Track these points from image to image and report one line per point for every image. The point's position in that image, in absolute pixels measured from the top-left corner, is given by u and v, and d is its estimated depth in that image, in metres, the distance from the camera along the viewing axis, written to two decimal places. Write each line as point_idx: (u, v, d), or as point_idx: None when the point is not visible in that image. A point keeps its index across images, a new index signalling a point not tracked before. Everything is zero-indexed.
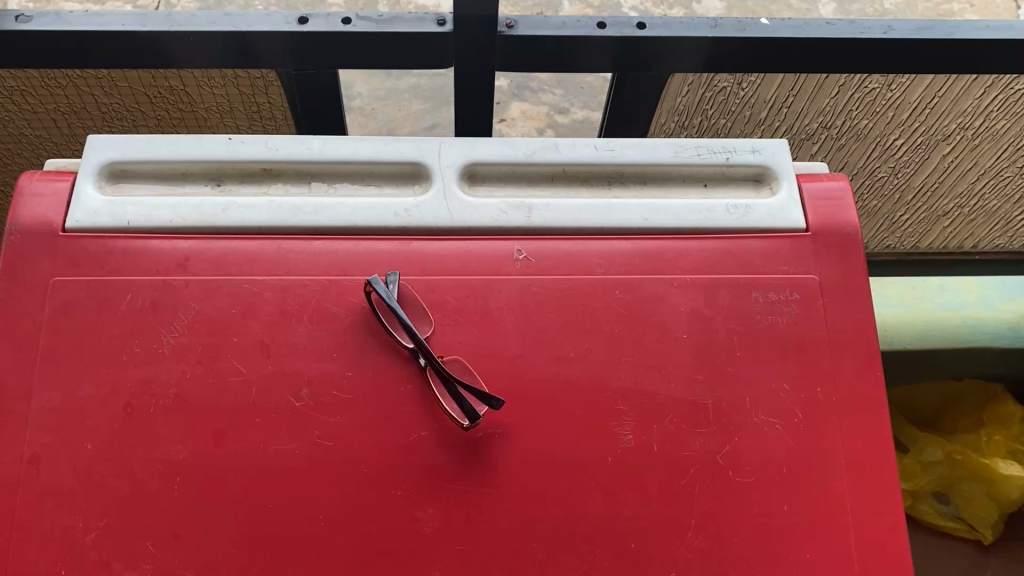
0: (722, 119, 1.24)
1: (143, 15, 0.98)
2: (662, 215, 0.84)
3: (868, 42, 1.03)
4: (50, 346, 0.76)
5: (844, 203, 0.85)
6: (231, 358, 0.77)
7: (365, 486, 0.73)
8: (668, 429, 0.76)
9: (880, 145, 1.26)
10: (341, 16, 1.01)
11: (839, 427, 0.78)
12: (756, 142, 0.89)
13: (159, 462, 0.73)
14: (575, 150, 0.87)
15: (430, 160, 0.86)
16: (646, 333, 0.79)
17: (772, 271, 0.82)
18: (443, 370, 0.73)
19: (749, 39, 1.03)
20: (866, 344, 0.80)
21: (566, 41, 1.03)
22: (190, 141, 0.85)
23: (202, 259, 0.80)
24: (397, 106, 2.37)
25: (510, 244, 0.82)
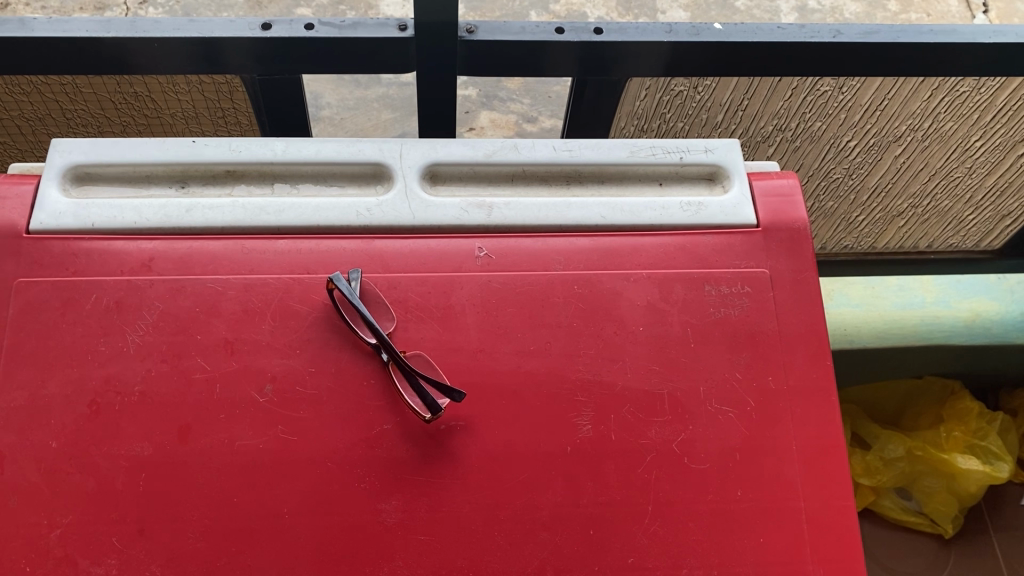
0: (680, 122, 1.27)
1: (107, 21, 0.99)
2: (619, 213, 0.87)
3: (818, 46, 1.06)
4: (14, 345, 0.77)
5: (794, 200, 0.88)
6: (196, 355, 0.78)
7: (329, 479, 0.75)
8: (625, 419, 0.78)
9: (834, 147, 1.29)
10: (304, 22, 1.02)
11: (791, 415, 0.80)
12: (709, 142, 0.91)
13: (124, 459, 0.74)
14: (534, 151, 0.90)
15: (392, 161, 0.88)
16: (603, 326, 0.81)
17: (725, 265, 0.85)
18: (408, 368, 0.75)
19: (703, 44, 1.06)
20: (816, 335, 0.83)
21: (526, 46, 1.05)
22: (154, 144, 0.86)
23: (167, 260, 0.81)
24: (367, 116, 2.39)
25: (471, 242, 0.84)
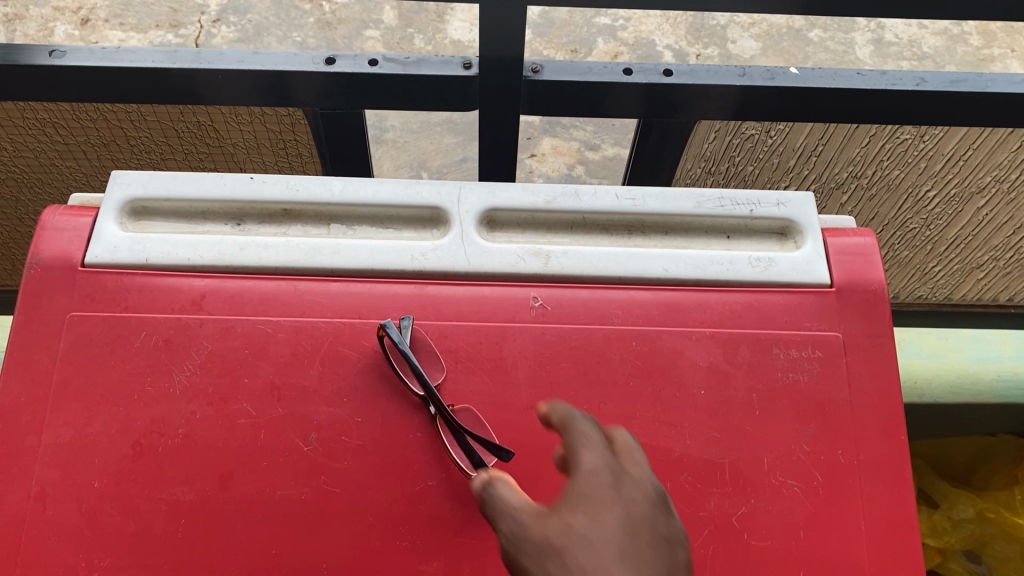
0: (749, 166, 1.21)
1: (174, 52, 1.00)
2: (682, 266, 0.83)
3: (901, 94, 1.01)
4: (63, 381, 0.76)
5: (871, 260, 0.83)
6: (242, 399, 0.76)
7: (369, 535, 0.72)
8: (682, 489, 0.74)
9: (912, 197, 1.22)
10: (368, 58, 1.01)
11: (861, 491, 0.75)
12: (782, 194, 0.87)
13: (165, 503, 0.73)
14: (596, 198, 0.86)
15: (449, 205, 0.86)
16: (663, 387, 0.77)
17: (795, 327, 0.80)
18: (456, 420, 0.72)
19: (777, 89, 1.01)
20: (890, 407, 0.78)
21: (592, 87, 1.02)
22: (212, 180, 0.86)
23: (219, 299, 0.80)
24: (429, 139, 2.38)
25: (526, 291, 0.81)
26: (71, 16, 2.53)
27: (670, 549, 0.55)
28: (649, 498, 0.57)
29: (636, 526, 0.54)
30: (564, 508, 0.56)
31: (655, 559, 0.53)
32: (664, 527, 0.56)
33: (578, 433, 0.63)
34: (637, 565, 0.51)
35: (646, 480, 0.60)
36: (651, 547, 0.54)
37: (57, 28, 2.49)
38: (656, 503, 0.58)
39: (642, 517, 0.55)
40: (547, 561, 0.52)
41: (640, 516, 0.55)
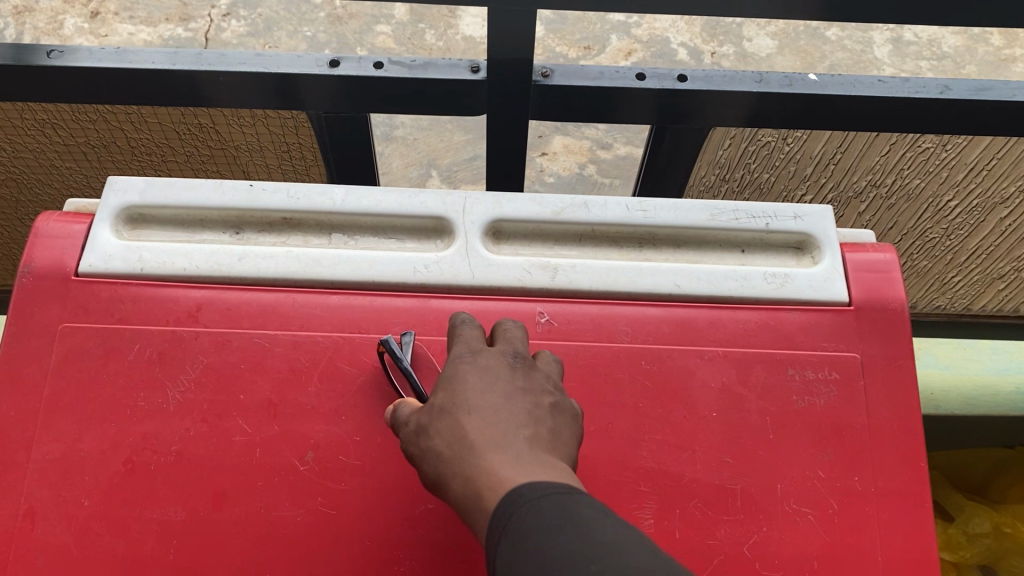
0: (765, 173, 1.17)
1: (174, 53, 0.97)
2: (694, 281, 0.80)
3: (924, 102, 0.98)
4: (54, 395, 0.74)
5: (891, 278, 0.80)
6: (237, 416, 0.74)
7: (366, 559, 0.70)
8: (692, 516, 0.71)
9: (933, 207, 1.19)
10: (373, 61, 0.98)
11: (878, 520, 0.72)
12: (798, 208, 0.84)
13: (156, 523, 0.70)
14: (606, 210, 0.83)
15: (454, 216, 0.83)
16: (673, 409, 0.75)
17: (811, 347, 0.78)
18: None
19: (795, 96, 0.98)
20: (909, 433, 0.75)
21: (604, 93, 0.99)
22: (211, 188, 0.83)
23: (215, 310, 0.78)
24: (439, 137, 2.35)
25: (532, 306, 0.79)
26: (80, 9, 2.50)
27: (532, 393, 0.61)
28: (508, 359, 0.62)
29: (491, 385, 0.60)
30: (434, 388, 0.63)
31: (509, 405, 0.59)
32: (525, 380, 0.61)
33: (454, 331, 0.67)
34: (490, 420, 0.58)
35: (514, 345, 0.65)
36: (507, 396, 0.60)
37: (67, 20, 2.47)
38: (521, 362, 0.63)
39: (497, 373, 0.61)
40: (422, 439, 0.60)
41: (498, 376, 0.61)
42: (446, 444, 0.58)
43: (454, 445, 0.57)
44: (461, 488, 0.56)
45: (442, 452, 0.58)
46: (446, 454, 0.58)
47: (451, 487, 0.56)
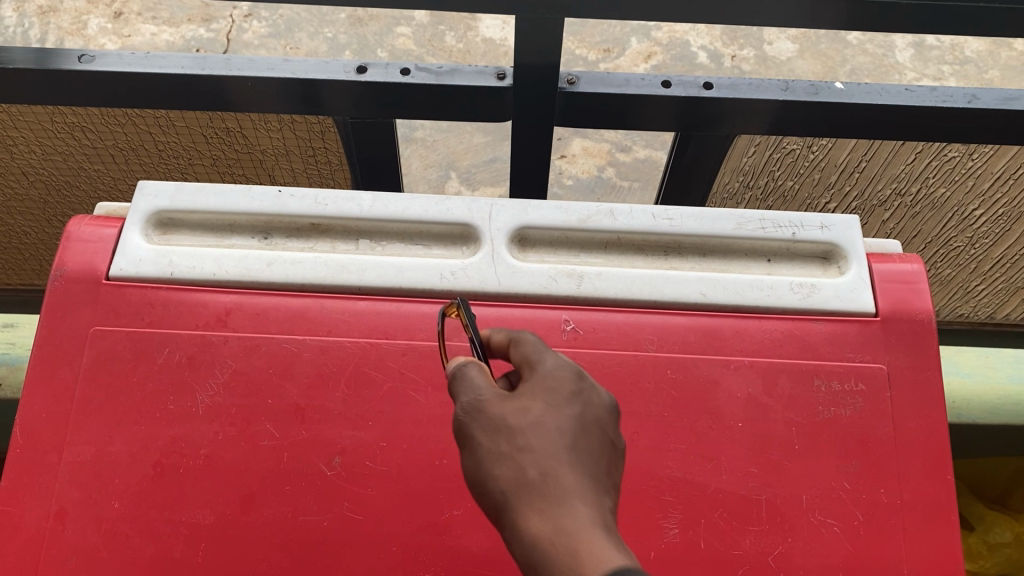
0: (789, 181, 1.17)
1: (203, 59, 0.98)
2: (720, 291, 0.80)
3: (950, 111, 0.98)
4: (85, 398, 0.75)
5: (918, 289, 0.80)
6: (265, 421, 0.74)
7: (392, 564, 0.70)
8: (717, 526, 0.71)
9: (957, 215, 1.18)
10: (400, 67, 0.99)
11: (903, 534, 0.71)
12: (825, 217, 0.84)
13: (185, 526, 0.71)
14: (632, 218, 0.83)
15: (480, 222, 0.83)
16: (698, 418, 0.75)
17: (837, 358, 0.78)
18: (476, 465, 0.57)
19: (822, 104, 0.98)
20: (936, 445, 0.75)
21: (629, 100, 1.00)
22: (240, 193, 0.84)
23: (243, 315, 0.79)
24: (459, 139, 2.35)
25: (558, 314, 0.79)
26: (104, 10, 2.51)
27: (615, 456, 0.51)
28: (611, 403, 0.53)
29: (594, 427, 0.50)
30: (526, 396, 0.50)
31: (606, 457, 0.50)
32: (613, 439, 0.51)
33: (516, 334, 0.56)
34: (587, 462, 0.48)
35: None
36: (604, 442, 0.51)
37: (90, 20, 2.49)
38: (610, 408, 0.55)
39: (601, 414, 0.51)
40: (501, 441, 0.48)
41: (594, 412, 0.51)
42: (538, 470, 0.46)
43: (546, 478, 0.46)
44: (539, 526, 0.45)
45: (530, 474, 0.46)
46: (535, 481, 0.46)
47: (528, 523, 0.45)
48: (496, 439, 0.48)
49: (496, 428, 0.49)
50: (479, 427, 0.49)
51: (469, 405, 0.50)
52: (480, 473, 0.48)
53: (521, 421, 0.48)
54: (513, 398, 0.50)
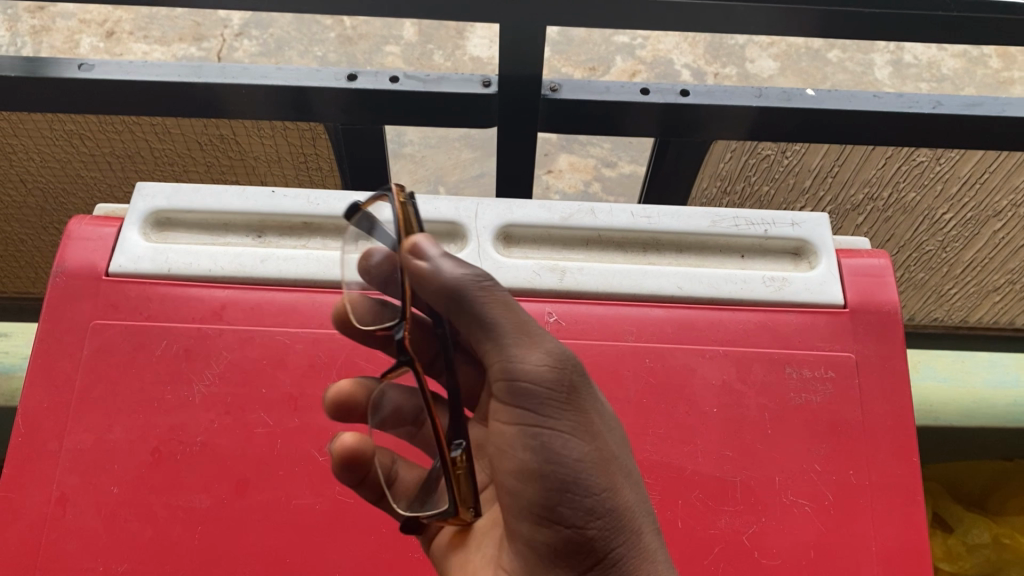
0: (765, 186, 1.21)
1: (199, 68, 1.02)
2: (697, 284, 0.84)
3: (916, 116, 1.02)
4: (85, 389, 0.78)
5: (884, 282, 0.84)
6: (260, 409, 0.77)
7: (382, 545, 0.73)
8: (694, 506, 0.74)
9: (928, 219, 1.22)
10: (389, 75, 1.03)
11: (872, 513, 0.74)
12: (796, 216, 0.88)
13: (182, 510, 0.73)
14: (611, 216, 0.87)
15: (466, 220, 0.87)
16: (675, 405, 0.78)
17: (808, 347, 0.81)
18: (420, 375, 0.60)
19: (794, 110, 1.03)
20: (902, 428, 0.78)
21: (609, 106, 1.04)
22: (235, 194, 0.88)
23: (238, 309, 0.82)
24: (447, 155, 2.39)
25: (541, 307, 0.82)
26: (95, 29, 2.50)
27: None
28: None
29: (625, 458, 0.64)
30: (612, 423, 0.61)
31: None
32: None
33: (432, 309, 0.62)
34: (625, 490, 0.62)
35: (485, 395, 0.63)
36: None
37: (83, 40, 2.48)
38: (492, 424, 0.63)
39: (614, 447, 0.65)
40: (611, 458, 0.59)
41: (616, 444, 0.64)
42: (631, 496, 0.59)
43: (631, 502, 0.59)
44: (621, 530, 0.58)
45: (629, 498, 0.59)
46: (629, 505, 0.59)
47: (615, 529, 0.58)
48: (603, 446, 0.58)
49: (602, 434, 0.59)
50: (589, 424, 0.58)
51: (575, 387, 0.58)
52: (596, 460, 0.58)
53: (614, 437, 0.61)
54: (606, 410, 0.61)
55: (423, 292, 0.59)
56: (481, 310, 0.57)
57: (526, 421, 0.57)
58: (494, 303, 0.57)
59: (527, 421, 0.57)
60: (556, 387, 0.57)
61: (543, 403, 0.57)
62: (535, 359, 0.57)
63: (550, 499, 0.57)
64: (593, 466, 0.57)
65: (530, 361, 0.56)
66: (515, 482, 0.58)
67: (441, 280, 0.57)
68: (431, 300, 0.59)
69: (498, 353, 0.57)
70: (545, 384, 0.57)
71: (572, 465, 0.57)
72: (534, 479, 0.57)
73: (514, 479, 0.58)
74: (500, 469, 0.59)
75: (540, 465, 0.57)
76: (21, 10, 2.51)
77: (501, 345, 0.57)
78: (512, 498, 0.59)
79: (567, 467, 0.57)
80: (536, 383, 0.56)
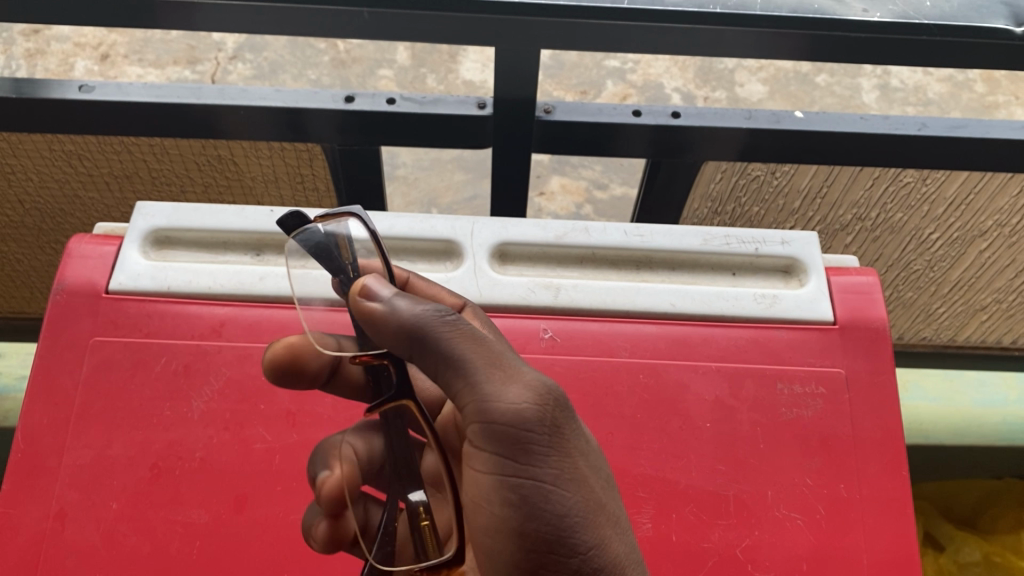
0: (755, 207, 1.23)
1: (198, 89, 1.03)
2: (689, 301, 0.85)
3: (902, 138, 1.05)
4: (85, 405, 0.78)
5: (873, 298, 0.85)
6: (258, 425, 0.78)
7: None
8: (687, 520, 0.75)
9: (915, 239, 1.24)
10: (386, 97, 1.05)
11: (863, 526, 0.75)
12: (785, 234, 0.90)
13: (180, 525, 0.74)
14: (604, 234, 0.89)
15: (462, 239, 0.88)
16: (669, 420, 0.79)
17: (799, 363, 0.83)
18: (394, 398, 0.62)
19: (784, 131, 1.05)
20: (892, 443, 0.79)
21: (602, 128, 1.06)
22: (235, 213, 0.89)
23: (237, 326, 0.83)
24: (440, 177, 2.40)
25: (536, 324, 0.83)
26: (90, 52, 2.50)
27: None
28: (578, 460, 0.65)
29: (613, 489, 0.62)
30: (597, 462, 0.58)
31: None
32: None
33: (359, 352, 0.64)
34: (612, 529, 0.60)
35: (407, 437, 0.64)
36: None
37: (78, 62, 2.47)
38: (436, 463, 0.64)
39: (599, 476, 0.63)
40: (595, 505, 0.57)
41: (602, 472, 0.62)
42: (621, 543, 0.58)
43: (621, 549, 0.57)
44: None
45: (618, 548, 0.57)
46: (620, 553, 0.57)
47: None
48: (589, 494, 0.57)
49: (587, 479, 0.57)
50: (573, 470, 0.56)
51: (558, 426, 0.55)
52: (581, 510, 0.56)
53: (600, 478, 0.59)
54: (590, 448, 0.58)
55: (380, 333, 0.57)
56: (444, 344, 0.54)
57: (505, 473, 0.55)
58: (460, 337, 0.55)
59: (507, 472, 0.55)
60: (537, 430, 0.54)
61: (525, 454, 0.54)
62: (512, 400, 0.54)
63: (535, 558, 0.55)
64: (579, 518, 0.56)
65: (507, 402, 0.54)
66: (495, 539, 0.56)
67: (403, 318, 0.55)
68: (389, 342, 0.56)
69: (469, 393, 0.54)
70: (525, 427, 0.54)
71: (557, 520, 0.55)
72: (516, 536, 0.55)
73: (494, 535, 0.56)
74: (479, 523, 0.57)
75: (522, 522, 0.55)
76: (16, 33, 2.49)
77: (472, 384, 0.54)
78: (490, 553, 0.57)
79: (551, 523, 0.55)
80: (515, 428, 0.54)
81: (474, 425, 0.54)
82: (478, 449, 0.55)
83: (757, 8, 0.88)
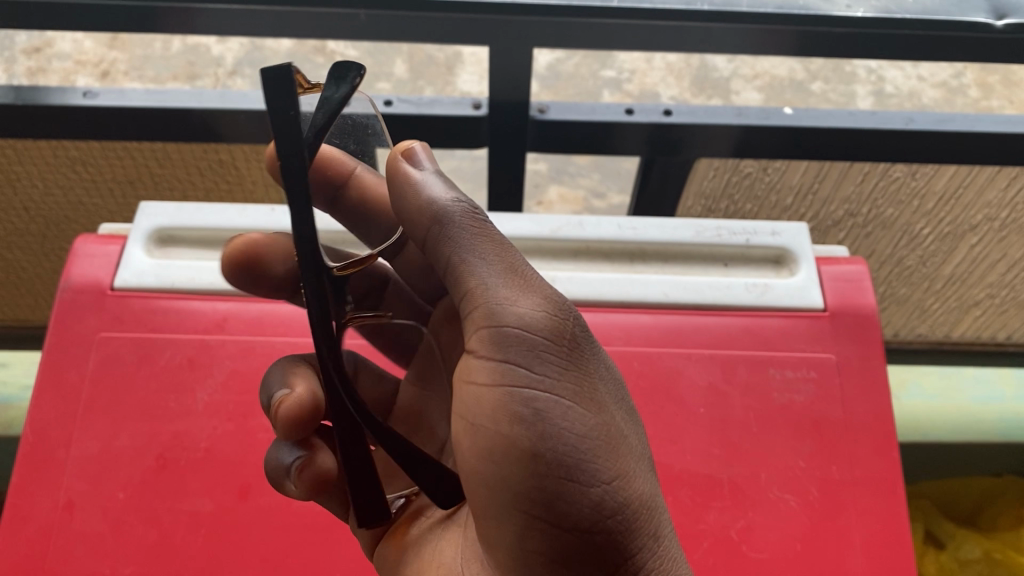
0: (749, 204, 1.27)
1: (200, 94, 1.06)
2: (682, 292, 0.87)
3: (890, 132, 1.07)
4: (91, 398, 0.80)
5: (863, 287, 0.87)
6: (262, 415, 0.80)
7: None
8: (683, 503, 0.76)
9: (907, 234, 1.26)
10: (384, 98, 1.08)
11: (855, 506, 0.77)
12: (776, 225, 0.92)
13: (186, 514, 0.75)
14: (599, 228, 0.91)
15: None
16: (663, 406, 0.81)
17: (791, 349, 0.84)
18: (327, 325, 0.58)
19: (774, 127, 1.07)
20: (883, 425, 0.81)
21: (596, 126, 1.08)
22: (236, 211, 0.91)
23: (239, 321, 0.85)
24: None
25: None
26: None
27: None
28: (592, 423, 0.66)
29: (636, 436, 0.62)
30: (614, 396, 0.60)
31: None
32: None
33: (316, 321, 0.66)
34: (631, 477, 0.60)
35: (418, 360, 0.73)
36: None
37: None
38: None
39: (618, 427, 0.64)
40: (611, 430, 0.57)
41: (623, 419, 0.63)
42: (641, 479, 0.57)
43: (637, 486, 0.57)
44: (633, 513, 0.56)
45: (636, 481, 0.57)
46: (637, 488, 0.56)
47: (626, 514, 0.55)
48: (606, 419, 0.57)
49: (605, 404, 0.58)
50: (590, 391, 0.57)
51: (572, 343, 0.58)
52: (598, 432, 0.56)
53: (620, 410, 0.60)
54: (608, 378, 0.60)
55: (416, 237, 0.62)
56: (473, 241, 0.60)
57: (519, 385, 0.56)
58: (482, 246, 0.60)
59: (520, 384, 0.56)
60: (550, 339, 0.57)
61: (540, 363, 0.56)
62: (525, 308, 0.57)
63: (548, 485, 0.54)
64: (598, 444, 0.56)
65: (524, 305, 0.57)
66: (505, 465, 0.55)
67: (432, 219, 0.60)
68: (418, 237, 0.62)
69: (486, 301, 0.58)
70: (535, 335, 0.57)
71: (576, 441, 0.55)
72: (531, 458, 0.54)
73: (501, 461, 0.56)
74: (484, 451, 0.57)
75: (535, 441, 0.54)
76: None
77: (489, 290, 0.58)
78: (499, 484, 0.56)
79: (570, 444, 0.55)
80: (529, 333, 0.57)
81: (487, 331, 0.57)
82: (494, 356, 0.56)
83: (744, 4, 0.90)
